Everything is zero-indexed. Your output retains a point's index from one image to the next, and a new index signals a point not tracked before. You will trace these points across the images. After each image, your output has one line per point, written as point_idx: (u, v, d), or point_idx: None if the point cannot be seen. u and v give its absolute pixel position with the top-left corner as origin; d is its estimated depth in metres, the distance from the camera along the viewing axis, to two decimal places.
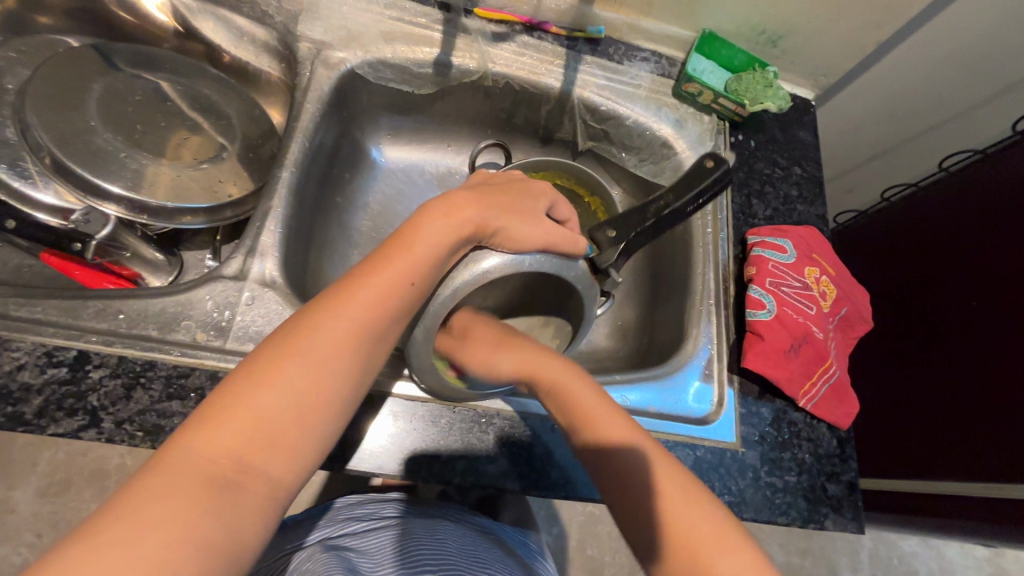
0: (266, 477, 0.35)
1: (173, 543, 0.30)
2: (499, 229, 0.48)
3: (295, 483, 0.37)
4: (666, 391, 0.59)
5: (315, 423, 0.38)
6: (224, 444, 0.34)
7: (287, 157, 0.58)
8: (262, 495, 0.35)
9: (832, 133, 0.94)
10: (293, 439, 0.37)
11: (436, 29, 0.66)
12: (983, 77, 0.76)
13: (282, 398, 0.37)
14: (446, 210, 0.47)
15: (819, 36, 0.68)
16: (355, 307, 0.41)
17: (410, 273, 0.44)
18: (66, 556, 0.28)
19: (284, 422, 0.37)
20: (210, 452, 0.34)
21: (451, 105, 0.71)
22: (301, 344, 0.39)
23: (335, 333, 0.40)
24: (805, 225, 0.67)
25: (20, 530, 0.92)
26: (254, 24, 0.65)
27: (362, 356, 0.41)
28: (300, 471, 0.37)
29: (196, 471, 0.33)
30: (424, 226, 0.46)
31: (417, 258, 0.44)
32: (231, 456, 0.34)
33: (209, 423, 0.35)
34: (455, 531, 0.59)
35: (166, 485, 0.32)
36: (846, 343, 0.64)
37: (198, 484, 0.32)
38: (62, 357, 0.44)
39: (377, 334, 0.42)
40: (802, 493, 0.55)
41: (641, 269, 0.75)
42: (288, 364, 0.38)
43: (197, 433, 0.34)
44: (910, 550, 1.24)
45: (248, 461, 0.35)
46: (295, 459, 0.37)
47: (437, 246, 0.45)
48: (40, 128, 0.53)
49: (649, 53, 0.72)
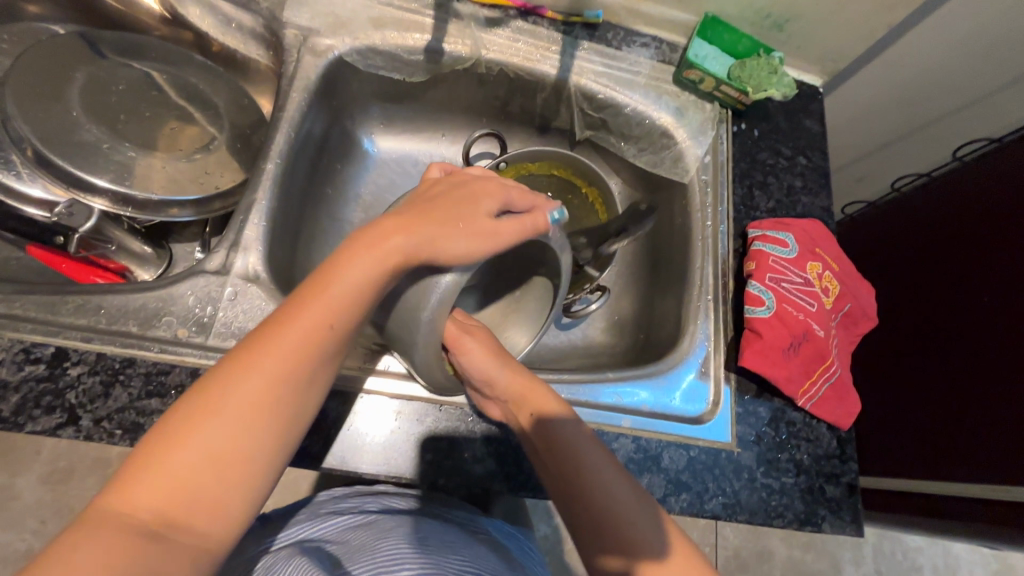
0: (192, 545, 0.31)
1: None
2: (438, 246, 0.42)
3: (229, 544, 0.33)
4: (660, 389, 0.57)
5: (246, 476, 0.34)
6: (135, 517, 0.30)
7: (273, 148, 0.57)
8: (187, 565, 0.30)
9: (842, 121, 0.91)
10: (221, 499, 0.33)
11: (427, 14, 0.64)
12: (1001, 63, 0.73)
13: (204, 455, 0.32)
14: (371, 242, 0.41)
15: (827, 20, 0.65)
16: (282, 345, 0.37)
17: (336, 307, 0.39)
18: None
19: (207, 479, 0.32)
20: (117, 530, 0.29)
21: (444, 93, 0.69)
22: (224, 390, 0.35)
23: (263, 373, 0.36)
24: (808, 217, 0.65)
25: (23, 517, 0.94)
26: (240, 10, 0.63)
27: (296, 398, 0.37)
28: (234, 527, 0.33)
29: (102, 549, 0.28)
30: (349, 258, 0.40)
31: (342, 293, 0.39)
32: (144, 529, 0.30)
33: (118, 493, 0.30)
34: (437, 528, 0.56)
35: (64, 574, 0.27)
36: (850, 341, 0.62)
37: (105, 565, 0.28)
38: (39, 354, 0.43)
39: (309, 373, 0.38)
40: (800, 495, 0.54)
41: (639, 262, 0.73)
42: (211, 417, 0.33)
43: (101, 511, 0.30)
44: (915, 546, 1.22)
45: (166, 531, 0.30)
46: (225, 519, 0.33)
47: (364, 285, 0.40)
48: (21, 120, 0.52)
49: (649, 38, 0.69)
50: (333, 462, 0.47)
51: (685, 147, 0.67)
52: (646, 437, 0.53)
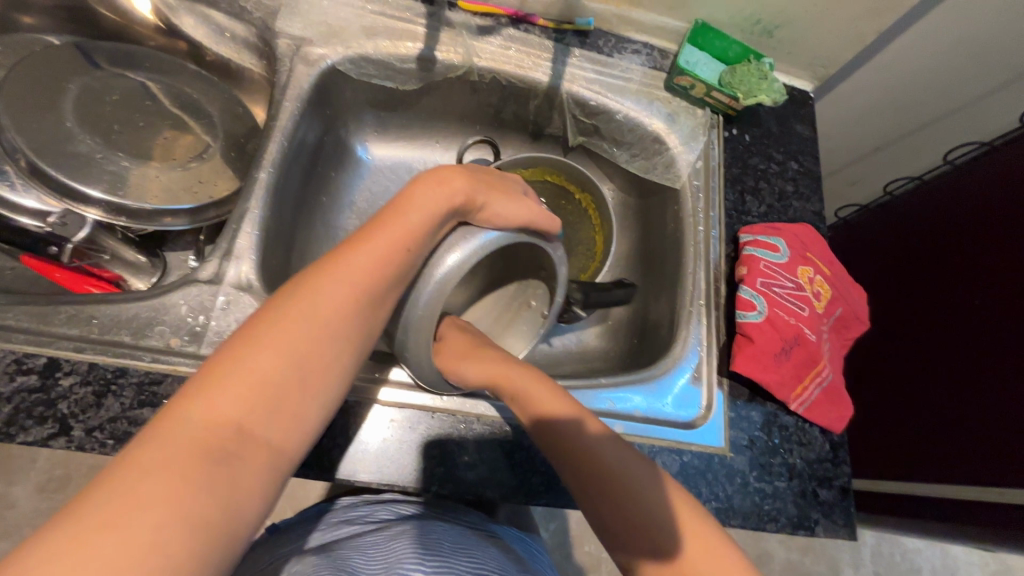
0: (267, 446, 0.33)
1: (171, 521, 0.27)
2: (486, 205, 0.47)
3: (297, 453, 0.35)
4: (652, 394, 0.57)
5: (315, 388, 0.36)
6: (221, 410, 0.32)
7: (266, 156, 0.57)
8: (264, 464, 0.33)
9: (835, 124, 0.92)
10: (295, 405, 0.35)
11: (419, 23, 0.64)
12: (992, 67, 0.73)
13: (282, 360, 0.35)
14: (437, 179, 0.46)
15: (817, 26, 0.65)
16: (353, 270, 0.40)
17: (406, 240, 0.42)
18: (52, 535, 0.25)
19: (285, 383, 0.35)
20: (205, 421, 0.31)
21: (437, 100, 0.70)
22: (303, 305, 0.38)
23: (337, 295, 0.39)
24: (799, 222, 0.65)
25: (20, 525, 0.93)
26: (233, 19, 0.63)
27: (362, 320, 0.40)
28: (301, 438, 0.36)
29: (194, 437, 0.30)
30: (416, 194, 0.44)
31: (414, 223, 0.43)
32: (231, 422, 0.32)
33: (207, 386, 0.33)
34: (448, 531, 0.58)
35: (160, 456, 0.29)
36: (842, 345, 0.62)
37: (194, 453, 0.30)
38: (32, 364, 0.43)
39: (376, 299, 0.40)
40: (793, 499, 0.54)
41: (633, 268, 0.73)
42: (290, 328, 0.36)
43: (194, 398, 0.32)
44: (914, 548, 1.22)
45: (249, 427, 0.33)
46: (295, 428, 0.35)
47: (428, 216, 0.44)
48: (15, 131, 0.53)
49: (640, 45, 0.69)
50: (326, 470, 0.47)
51: (677, 152, 0.67)
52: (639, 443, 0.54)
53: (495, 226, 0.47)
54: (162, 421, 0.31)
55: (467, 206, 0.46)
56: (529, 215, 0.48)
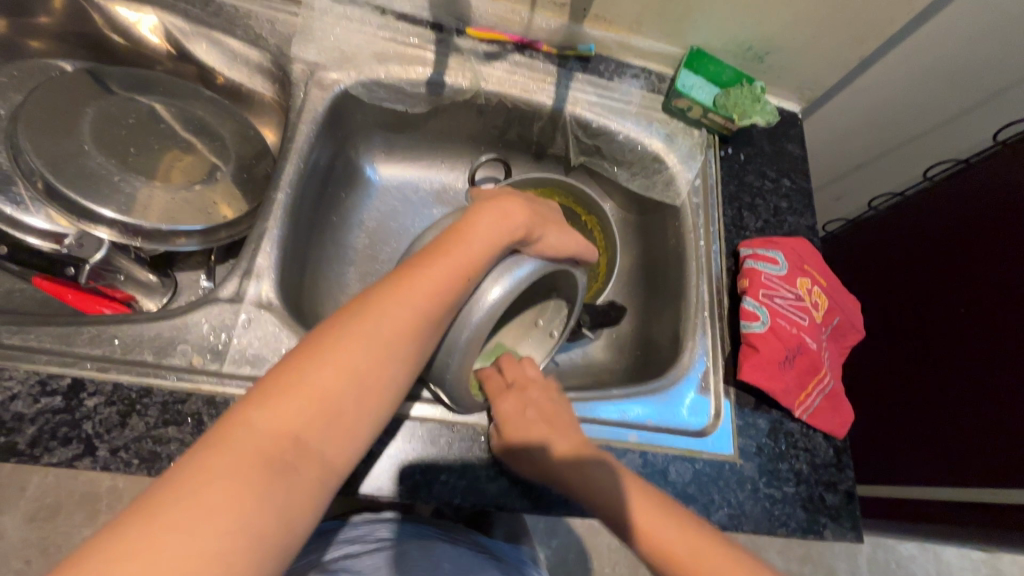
0: (321, 460, 0.35)
1: (229, 531, 0.30)
2: (540, 237, 0.50)
3: (347, 467, 0.37)
4: (664, 404, 0.59)
5: (370, 405, 0.38)
6: (283, 423, 0.34)
7: (282, 177, 0.58)
8: (316, 479, 0.35)
9: (821, 142, 0.96)
10: (349, 422, 0.37)
11: (429, 49, 0.67)
12: (965, 88, 0.78)
13: (342, 378, 0.37)
14: (499, 211, 0.48)
15: (803, 53, 0.69)
16: (415, 292, 0.42)
17: (465, 267, 0.44)
18: (126, 533, 0.28)
19: (342, 401, 0.37)
20: (266, 434, 0.34)
21: (444, 122, 0.72)
22: (366, 324, 0.39)
23: (398, 315, 0.40)
24: (795, 236, 0.68)
25: (8, 557, 0.90)
26: (247, 45, 0.65)
27: (420, 342, 0.41)
28: (352, 454, 0.37)
29: (255, 448, 0.33)
30: (477, 222, 0.47)
31: (473, 251, 0.45)
32: (289, 436, 0.34)
33: (271, 399, 0.35)
34: (453, 553, 0.60)
35: (223, 466, 0.31)
36: (840, 352, 0.65)
37: (255, 464, 0.32)
38: (56, 385, 0.43)
39: (434, 322, 0.42)
40: (801, 503, 0.56)
41: (635, 282, 0.75)
42: (351, 346, 0.38)
43: (258, 409, 0.34)
44: (907, 554, 1.24)
45: (306, 441, 0.35)
46: (348, 444, 0.37)
47: (490, 245, 0.46)
48: (33, 153, 0.53)
49: (638, 70, 0.73)
50: (349, 485, 0.48)
51: (676, 171, 0.70)
52: (653, 452, 0.55)
53: (544, 255, 0.50)
54: (228, 429, 0.33)
55: (524, 238, 0.49)
56: (568, 243, 0.53)
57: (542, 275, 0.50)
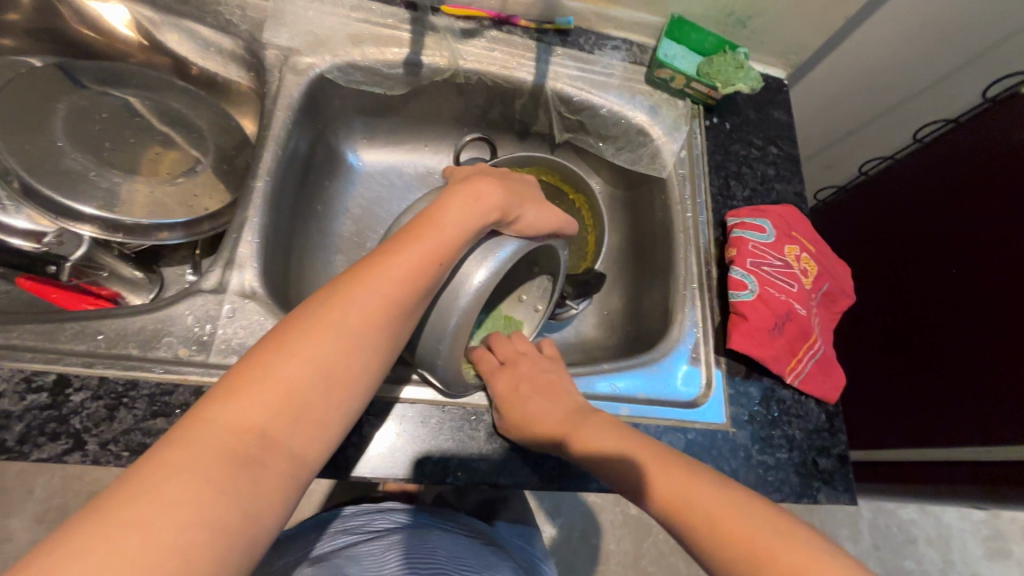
0: (290, 454, 0.35)
1: (191, 526, 0.29)
2: (516, 216, 0.50)
3: (318, 458, 0.37)
4: (655, 376, 0.59)
5: (340, 398, 0.38)
6: (250, 417, 0.34)
7: (261, 165, 0.57)
8: (284, 471, 0.35)
9: (809, 108, 0.95)
10: (318, 415, 0.37)
11: (404, 29, 0.65)
12: (952, 47, 0.77)
13: (309, 371, 0.37)
14: (473, 194, 0.48)
15: (785, 18, 0.68)
16: (386, 281, 0.41)
17: (440, 253, 0.44)
18: (85, 526, 0.28)
19: (310, 394, 0.37)
20: (231, 429, 0.33)
21: (425, 104, 0.71)
22: (334, 316, 0.39)
23: (368, 305, 0.40)
24: (783, 204, 0.67)
25: (18, 559, 0.91)
26: (218, 33, 0.63)
27: (391, 332, 0.41)
28: (323, 447, 0.37)
29: (219, 443, 0.33)
30: (451, 205, 0.46)
31: (448, 237, 0.45)
32: (254, 429, 0.34)
33: (236, 395, 0.35)
34: (447, 540, 0.61)
35: (185, 462, 0.31)
36: (830, 318, 0.65)
37: (217, 461, 0.32)
38: (41, 382, 0.43)
39: (405, 311, 0.42)
40: (794, 468, 0.56)
41: (626, 257, 0.75)
42: (318, 338, 0.38)
43: (223, 404, 0.34)
44: (908, 518, 1.25)
45: (273, 434, 0.35)
46: (319, 436, 0.37)
47: (468, 228, 0.46)
48: (5, 153, 0.53)
49: (620, 41, 0.72)
50: (339, 469, 0.48)
51: (661, 143, 0.69)
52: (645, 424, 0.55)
53: (524, 235, 0.50)
54: (194, 425, 0.33)
55: (502, 218, 0.48)
56: (547, 218, 0.52)
57: (523, 255, 0.50)
